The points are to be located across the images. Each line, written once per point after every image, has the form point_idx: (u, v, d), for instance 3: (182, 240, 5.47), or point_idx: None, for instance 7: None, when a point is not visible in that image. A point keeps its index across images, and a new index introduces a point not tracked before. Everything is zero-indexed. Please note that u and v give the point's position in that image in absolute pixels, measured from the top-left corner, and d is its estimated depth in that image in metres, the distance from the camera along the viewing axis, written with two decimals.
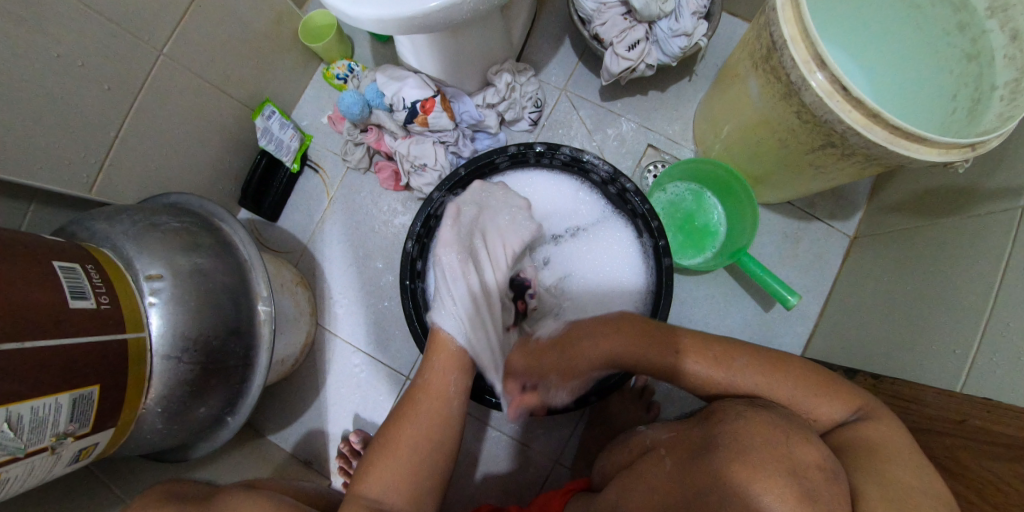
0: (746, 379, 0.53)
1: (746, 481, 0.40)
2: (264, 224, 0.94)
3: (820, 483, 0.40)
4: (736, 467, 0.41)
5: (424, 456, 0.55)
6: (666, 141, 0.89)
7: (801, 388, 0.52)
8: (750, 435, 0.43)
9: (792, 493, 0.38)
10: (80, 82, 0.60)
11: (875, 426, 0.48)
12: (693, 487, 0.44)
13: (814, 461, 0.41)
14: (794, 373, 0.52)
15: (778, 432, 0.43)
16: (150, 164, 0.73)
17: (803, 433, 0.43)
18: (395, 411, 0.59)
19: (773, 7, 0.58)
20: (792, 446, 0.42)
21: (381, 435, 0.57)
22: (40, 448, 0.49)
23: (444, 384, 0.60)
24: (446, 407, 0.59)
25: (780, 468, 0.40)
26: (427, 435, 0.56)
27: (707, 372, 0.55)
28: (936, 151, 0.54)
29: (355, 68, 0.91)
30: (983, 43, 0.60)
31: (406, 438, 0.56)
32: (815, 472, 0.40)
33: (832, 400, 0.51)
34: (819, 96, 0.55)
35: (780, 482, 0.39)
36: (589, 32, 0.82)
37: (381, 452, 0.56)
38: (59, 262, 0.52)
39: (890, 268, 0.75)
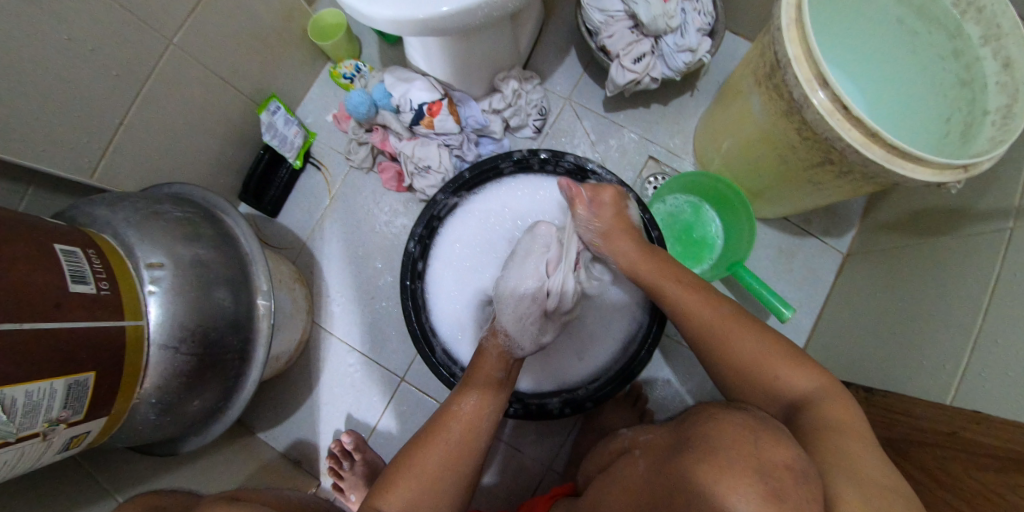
0: (714, 318, 0.58)
1: (712, 481, 0.39)
2: (264, 220, 0.93)
3: (789, 482, 0.38)
4: (705, 467, 0.40)
5: (447, 483, 0.55)
6: (667, 154, 0.91)
7: (758, 347, 0.55)
8: (720, 435, 0.42)
9: (760, 495, 0.37)
10: (89, 66, 0.60)
11: (835, 401, 0.50)
12: (665, 489, 0.43)
13: (783, 461, 0.39)
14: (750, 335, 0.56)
15: (747, 432, 0.42)
16: (153, 153, 0.73)
17: (775, 433, 0.42)
18: (422, 433, 0.59)
19: (777, 26, 0.60)
20: (761, 445, 0.40)
21: (405, 455, 0.57)
22: (32, 434, 0.47)
23: (478, 413, 0.59)
24: (477, 438, 0.58)
25: (746, 468, 0.39)
26: (454, 462, 0.56)
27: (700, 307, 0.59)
28: (930, 171, 0.56)
29: (362, 69, 0.91)
30: (977, 70, 0.62)
31: (432, 461, 0.56)
32: (783, 472, 0.39)
33: (786, 361, 0.53)
34: (820, 113, 0.57)
35: (746, 483, 0.38)
36: (596, 43, 0.83)
37: (404, 473, 0.55)
38: (60, 245, 0.52)
39: (881, 285, 0.77)
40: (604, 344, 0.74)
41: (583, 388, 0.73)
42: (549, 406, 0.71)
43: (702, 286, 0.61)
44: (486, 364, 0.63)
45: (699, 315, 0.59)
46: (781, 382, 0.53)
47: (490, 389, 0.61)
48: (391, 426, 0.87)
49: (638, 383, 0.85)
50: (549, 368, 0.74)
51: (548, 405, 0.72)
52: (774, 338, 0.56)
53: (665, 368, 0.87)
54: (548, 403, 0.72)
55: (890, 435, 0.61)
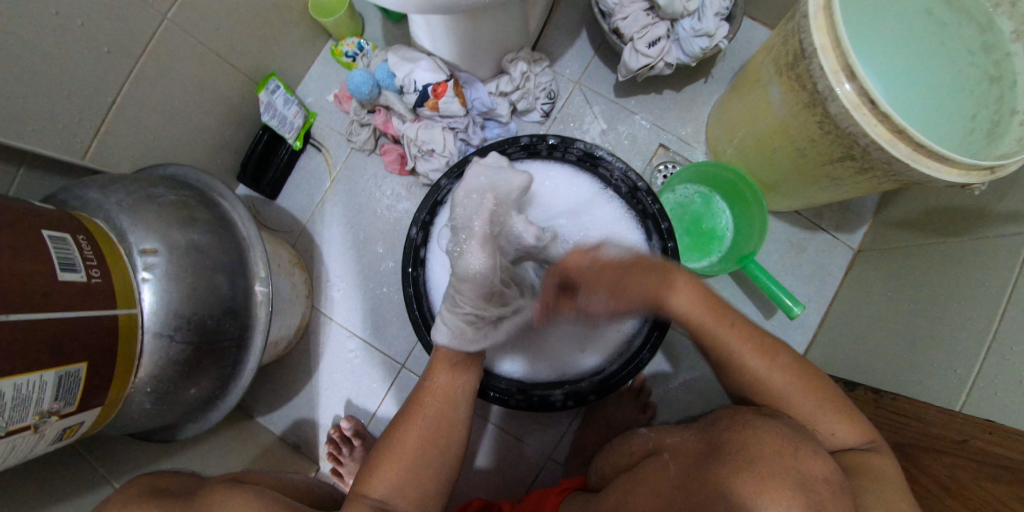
0: (770, 373, 0.55)
1: (751, 493, 0.39)
2: (263, 202, 0.91)
3: (828, 495, 0.38)
4: (743, 477, 0.40)
5: (429, 461, 0.55)
6: (678, 142, 0.88)
7: (815, 403, 0.53)
8: (756, 445, 0.42)
9: (799, 505, 0.37)
10: (78, 40, 0.57)
11: (883, 458, 0.51)
12: (694, 496, 0.43)
13: (822, 474, 0.39)
14: (803, 389, 0.54)
15: (785, 442, 0.41)
16: (148, 133, 0.70)
17: (811, 445, 0.42)
18: (401, 412, 0.58)
19: (804, 13, 0.57)
20: (801, 458, 0.40)
21: (386, 436, 0.57)
22: (23, 426, 0.46)
23: (451, 385, 0.58)
24: (454, 407, 0.58)
25: (787, 479, 0.38)
26: (431, 437, 0.56)
27: (753, 363, 0.55)
28: (957, 171, 0.54)
29: (365, 47, 0.88)
30: (1005, 66, 0.59)
31: (411, 442, 0.56)
32: (822, 485, 0.39)
33: (839, 421, 0.53)
34: (845, 107, 0.55)
35: (786, 494, 0.38)
36: (609, 25, 0.80)
37: (384, 454, 0.56)
38: (48, 231, 0.50)
39: (893, 284, 0.75)
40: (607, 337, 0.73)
41: (586, 382, 0.71)
42: (551, 397, 0.71)
43: (755, 329, 0.57)
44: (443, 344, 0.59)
45: (748, 363, 0.56)
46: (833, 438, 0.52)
47: (464, 360, 0.60)
48: (391, 412, 0.86)
49: (641, 375, 0.84)
50: (552, 360, 0.73)
51: (550, 397, 0.71)
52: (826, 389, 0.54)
53: (668, 361, 0.86)
54: (550, 395, 0.71)
55: (898, 438, 0.60)
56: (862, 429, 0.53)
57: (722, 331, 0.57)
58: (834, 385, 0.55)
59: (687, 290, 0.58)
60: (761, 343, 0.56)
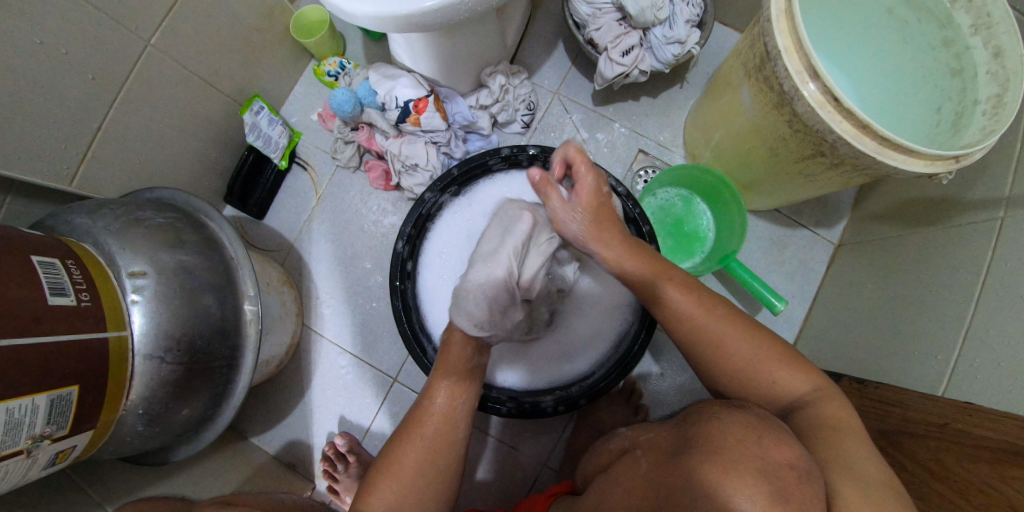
0: (699, 315, 0.56)
1: (715, 482, 0.39)
2: (251, 222, 0.92)
3: (793, 481, 0.38)
4: (709, 468, 0.40)
5: (427, 480, 0.55)
6: (657, 147, 0.90)
7: (753, 353, 0.54)
8: (720, 433, 0.42)
9: (763, 491, 0.37)
10: (62, 69, 0.58)
11: (830, 400, 0.50)
12: (666, 490, 0.43)
13: (788, 461, 0.39)
14: (726, 325, 0.55)
15: (748, 430, 0.41)
16: (134, 157, 0.71)
17: (777, 431, 0.42)
18: (399, 432, 0.58)
19: (767, 17, 0.59)
20: (764, 445, 0.40)
21: (384, 456, 0.57)
22: (16, 452, 0.46)
23: (450, 407, 0.58)
24: (453, 431, 0.58)
25: (749, 467, 0.39)
26: (430, 456, 0.56)
27: (684, 308, 0.57)
28: (921, 162, 0.56)
29: (347, 66, 0.90)
30: (966, 59, 0.61)
31: (408, 462, 0.56)
32: (787, 471, 0.39)
33: (778, 360, 0.53)
34: (811, 106, 0.57)
35: (750, 481, 0.38)
36: (583, 36, 0.82)
37: (382, 474, 0.55)
38: (37, 257, 0.50)
39: (873, 276, 0.77)
40: (594, 341, 0.73)
41: (576, 386, 0.72)
42: (543, 403, 0.71)
43: (704, 291, 0.58)
44: (452, 345, 0.60)
45: (684, 319, 0.57)
46: (778, 383, 0.52)
47: (461, 378, 0.60)
48: (385, 427, 0.86)
49: (631, 377, 0.85)
50: (542, 366, 0.74)
51: (541, 403, 0.71)
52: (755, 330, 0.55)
53: (657, 363, 0.87)
54: (541, 402, 0.71)
55: (883, 426, 0.61)
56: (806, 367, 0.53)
57: (670, 295, 0.57)
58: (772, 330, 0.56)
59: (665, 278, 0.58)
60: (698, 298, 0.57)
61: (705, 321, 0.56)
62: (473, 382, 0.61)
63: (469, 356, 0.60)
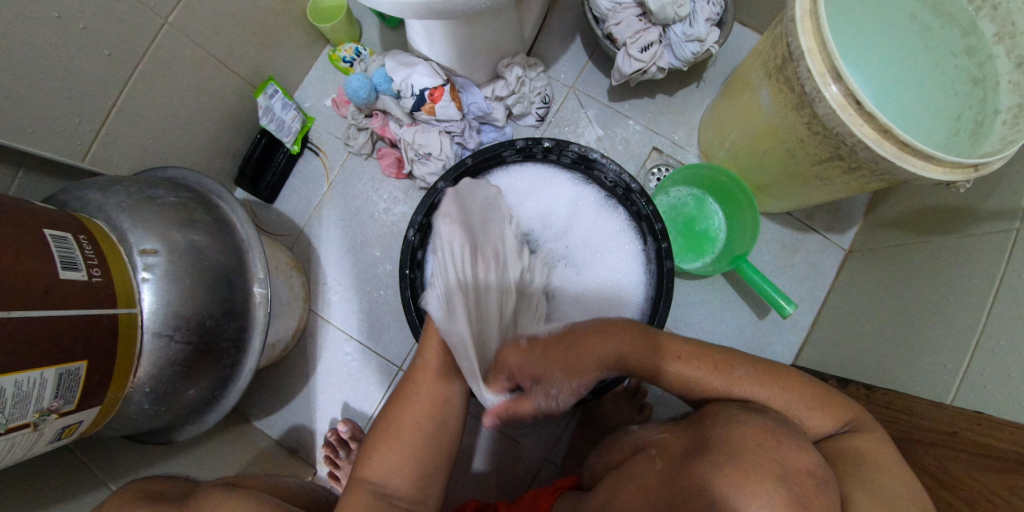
0: (727, 386, 0.54)
1: (733, 486, 0.40)
2: (260, 206, 0.91)
3: (810, 489, 0.39)
4: (722, 472, 0.41)
5: (427, 444, 0.56)
6: (671, 146, 0.90)
7: (779, 393, 0.53)
8: (740, 438, 0.42)
9: (782, 498, 0.38)
10: (79, 43, 0.58)
11: (868, 438, 0.51)
12: (679, 490, 0.43)
13: (806, 467, 0.40)
14: (716, 374, 0.55)
15: (769, 437, 0.42)
16: (148, 136, 0.71)
17: (794, 439, 0.43)
18: (394, 396, 0.59)
19: (791, 17, 0.59)
20: (784, 451, 0.41)
21: (384, 420, 0.58)
22: (23, 424, 0.46)
23: (444, 375, 0.58)
24: (448, 389, 0.58)
25: (769, 472, 0.39)
26: (427, 415, 0.57)
27: (707, 380, 0.55)
28: (941, 169, 0.55)
29: (362, 52, 0.89)
30: (989, 68, 0.61)
31: (407, 425, 0.56)
32: (805, 478, 0.40)
33: (765, 384, 0.54)
34: (833, 108, 0.56)
35: (769, 487, 0.39)
36: (602, 31, 0.81)
37: (382, 438, 0.56)
38: (51, 231, 0.50)
39: (883, 282, 0.77)
40: None
41: None
42: None
43: (706, 350, 0.57)
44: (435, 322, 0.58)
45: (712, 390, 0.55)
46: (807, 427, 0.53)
47: (450, 343, 0.59)
48: None
49: (637, 376, 0.85)
50: None
51: None
52: (737, 367, 0.55)
53: None
54: None
55: (889, 433, 0.61)
56: (794, 380, 0.54)
57: (674, 367, 0.56)
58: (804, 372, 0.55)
59: (663, 343, 0.58)
60: (711, 363, 0.56)
61: (698, 374, 0.56)
62: (462, 343, 0.60)
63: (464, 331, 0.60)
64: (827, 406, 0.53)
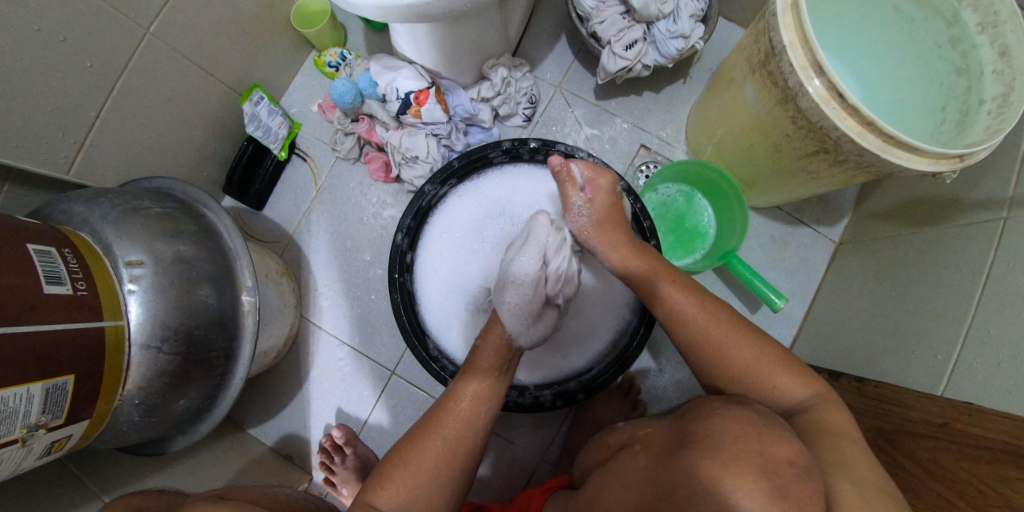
0: (708, 325, 0.57)
1: (717, 477, 0.39)
2: (250, 214, 0.91)
3: (793, 479, 0.38)
4: (708, 464, 0.40)
5: (442, 479, 0.55)
6: (660, 143, 0.90)
7: (753, 360, 0.54)
8: (722, 430, 0.41)
9: (763, 489, 0.37)
10: (60, 56, 0.57)
11: (830, 411, 0.50)
12: (665, 487, 0.43)
13: (786, 457, 0.39)
14: (701, 310, 0.58)
15: (749, 428, 0.41)
16: (133, 147, 0.71)
17: (778, 428, 0.42)
18: (416, 433, 0.58)
19: (772, 12, 0.59)
20: (765, 441, 0.40)
21: (399, 454, 0.56)
22: (10, 440, 0.46)
23: (474, 411, 0.58)
24: (473, 434, 0.58)
25: (749, 463, 0.38)
26: (450, 455, 0.56)
27: (692, 314, 0.58)
28: (926, 160, 0.55)
29: (348, 57, 0.89)
30: (973, 58, 0.60)
31: (424, 459, 0.55)
32: (786, 468, 0.39)
33: (763, 356, 0.54)
34: (816, 102, 0.56)
35: (750, 479, 0.37)
36: (587, 29, 0.81)
37: (395, 471, 0.55)
38: (33, 245, 0.50)
39: (873, 275, 0.77)
40: (594, 336, 0.73)
41: (574, 381, 0.72)
42: (541, 398, 0.71)
43: (707, 297, 0.59)
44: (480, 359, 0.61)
45: (689, 325, 0.58)
46: (778, 391, 0.53)
47: (489, 382, 0.60)
48: (382, 419, 0.86)
49: (630, 374, 0.85)
50: (541, 361, 0.73)
51: (540, 398, 0.71)
52: (720, 309, 0.58)
53: (656, 358, 0.87)
54: (539, 396, 0.71)
55: (880, 426, 0.61)
56: (770, 351, 0.54)
57: (675, 302, 0.59)
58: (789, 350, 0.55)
59: (666, 278, 0.60)
60: (708, 307, 0.58)
61: (679, 301, 0.58)
62: (501, 382, 0.61)
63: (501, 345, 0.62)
64: (798, 375, 0.53)
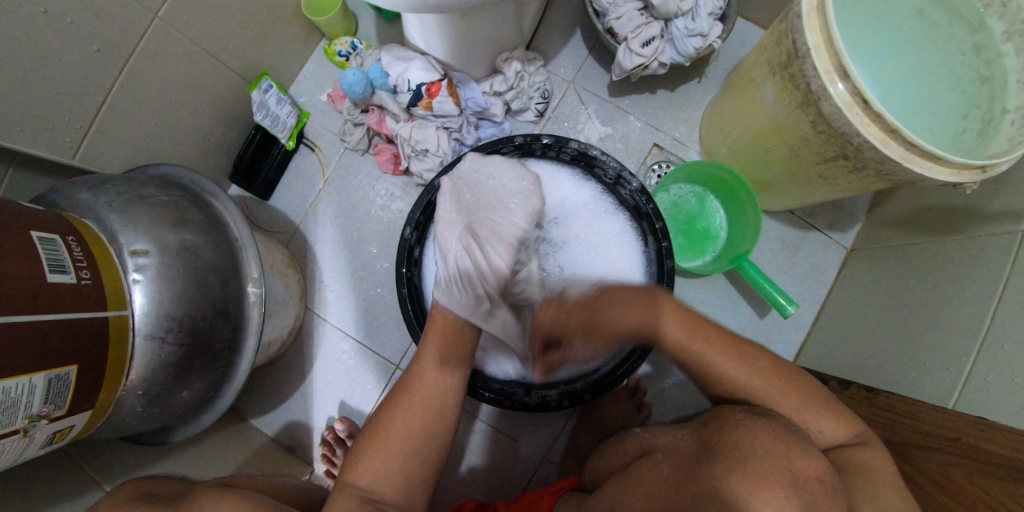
0: (743, 378, 0.54)
1: (744, 493, 0.38)
2: (256, 203, 0.90)
3: (821, 496, 0.38)
4: (734, 478, 0.39)
5: (413, 446, 0.55)
6: (673, 143, 0.88)
7: (799, 408, 0.52)
8: (748, 444, 0.41)
9: (792, 505, 0.37)
10: (69, 39, 0.56)
11: (873, 452, 0.50)
12: (687, 498, 0.42)
13: (816, 474, 0.39)
14: (736, 363, 0.55)
15: (778, 442, 0.41)
16: (139, 132, 0.70)
17: (805, 443, 0.41)
18: (389, 398, 0.59)
19: (797, 13, 0.57)
20: (793, 457, 0.40)
21: (371, 426, 0.57)
22: (12, 431, 0.46)
23: (440, 378, 0.59)
24: (442, 401, 0.58)
25: (779, 481, 0.38)
26: (420, 425, 0.56)
27: (734, 372, 0.55)
28: (948, 170, 0.54)
29: (358, 46, 0.87)
30: (997, 67, 0.60)
31: (394, 430, 0.56)
32: (815, 485, 0.39)
33: (781, 392, 0.53)
34: (838, 107, 0.55)
35: (781, 495, 0.38)
36: (603, 25, 0.80)
37: (370, 443, 0.55)
38: (37, 232, 0.49)
39: (886, 283, 0.76)
40: None
41: (581, 382, 0.71)
42: (547, 398, 0.70)
43: (734, 338, 0.57)
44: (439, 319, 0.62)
45: (727, 376, 0.55)
46: (819, 435, 0.51)
47: (452, 348, 0.61)
48: None
49: (636, 375, 0.85)
50: None
51: (546, 397, 0.70)
52: (761, 359, 0.55)
53: (662, 361, 0.86)
54: (546, 396, 0.70)
55: (891, 437, 0.60)
56: (816, 395, 0.53)
57: (697, 348, 0.57)
58: (821, 385, 0.55)
59: (665, 319, 0.60)
60: (736, 350, 0.56)
61: (710, 355, 0.56)
62: (464, 353, 0.62)
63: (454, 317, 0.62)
64: (837, 414, 0.52)
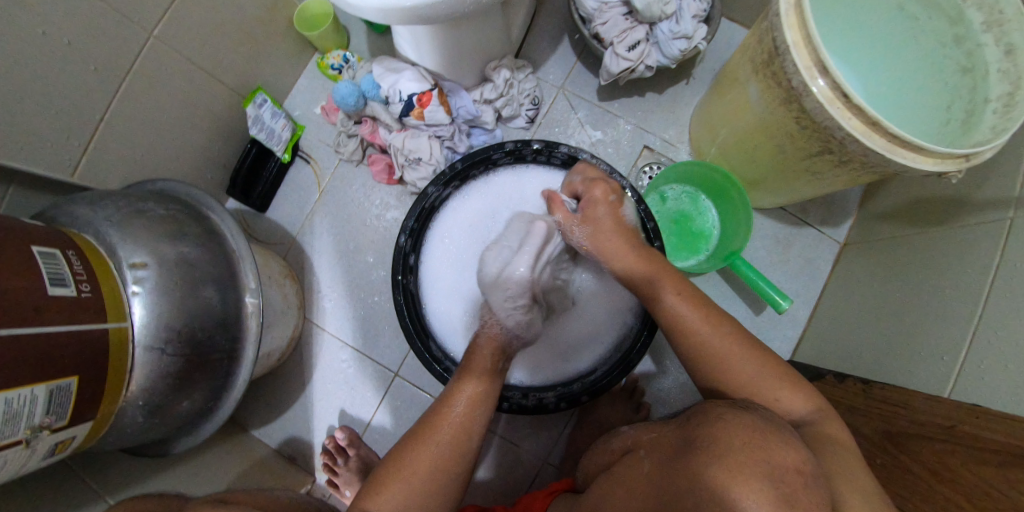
0: (707, 336, 0.56)
1: (723, 484, 0.38)
2: (254, 216, 0.92)
3: (800, 486, 0.38)
4: (714, 471, 0.39)
5: (438, 483, 0.55)
6: (663, 144, 0.90)
7: (761, 373, 0.53)
8: (726, 436, 0.41)
9: (768, 495, 0.37)
10: (67, 60, 0.58)
11: (833, 426, 0.50)
12: (671, 494, 0.42)
13: (795, 464, 0.39)
14: (704, 323, 0.56)
15: (757, 433, 0.41)
16: (137, 149, 0.71)
17: (785, 435, 0.41)
18: (413, 433, 0.58)
19: (775, 12, 0.59)
20: (771, 448, 0.39)
21: (394, 458, 0.57)
22: (15, 442, 0.46)
23: (468, 416, 0.58)
24: (468, 440, 0.58)
25: (756, 471, 0.38)
26: (443, 463, 0.56)
27: (694, 325, 0.57)
28: (931, 160, 0.55)
29: (350, 59, 0.89)
30: (978, 57, 0.60)
31: (420, 466, 0.55)
32: (794, 476, 0.38)
33: (748, 356, 0.54)
34: (819, 102, 0.56)
35: (757, 485, 0.37)
36: (589, 31, 0.81)
37: (393, 476, 0.55)
38: (38, 247, 0.50)
39: (879, 275, 0.76)
40: (597, 337, 0.72)
41: (578, 383, 0.71)
42: (545, 400, 0.70)
43: (703, 302, 0.58)
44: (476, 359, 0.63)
45: (695, 335, 0.56)
46: (781, 404, 0.52)
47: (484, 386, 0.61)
48: (385, 421, 0.86)
49: (633, 375, 0.85)
50: (548, 362, 0.73)
51: (543, 399, 0.70)
52: (724, 324, 0.56)
53: (660, 361, 0.87)
54: (543, 398, 0.70)
55: (887, 428, 0.60)
56: (787, 372, 0.54)
57: (672, 306, 0.58)
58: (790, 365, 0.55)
59: (664, 287, 0.60)
60: (703, 315, 0.57)
61: (676, 307, 0.58)
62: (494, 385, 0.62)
63: (493, 362, 0.63)
64: (816, 406, 0.53)
